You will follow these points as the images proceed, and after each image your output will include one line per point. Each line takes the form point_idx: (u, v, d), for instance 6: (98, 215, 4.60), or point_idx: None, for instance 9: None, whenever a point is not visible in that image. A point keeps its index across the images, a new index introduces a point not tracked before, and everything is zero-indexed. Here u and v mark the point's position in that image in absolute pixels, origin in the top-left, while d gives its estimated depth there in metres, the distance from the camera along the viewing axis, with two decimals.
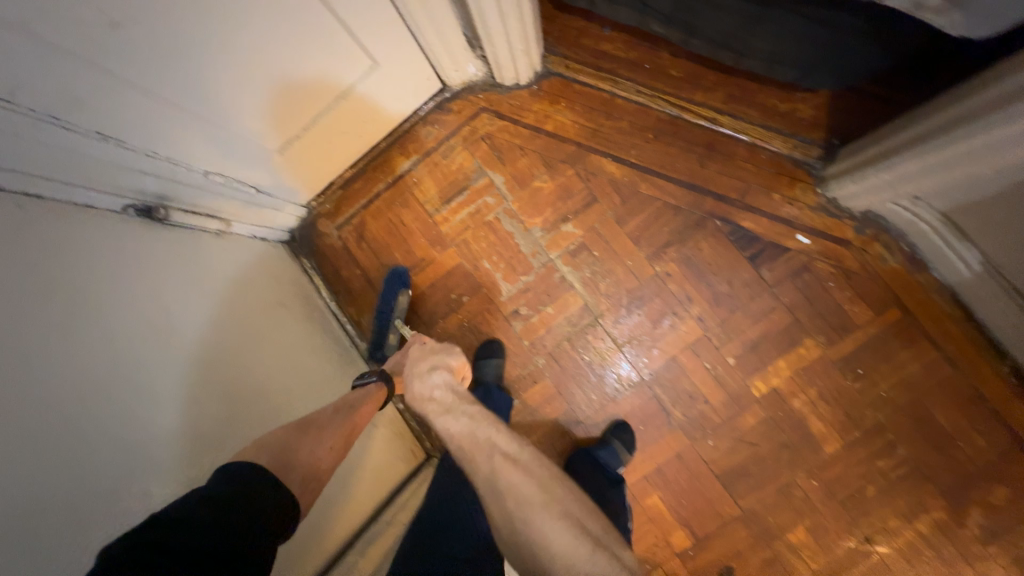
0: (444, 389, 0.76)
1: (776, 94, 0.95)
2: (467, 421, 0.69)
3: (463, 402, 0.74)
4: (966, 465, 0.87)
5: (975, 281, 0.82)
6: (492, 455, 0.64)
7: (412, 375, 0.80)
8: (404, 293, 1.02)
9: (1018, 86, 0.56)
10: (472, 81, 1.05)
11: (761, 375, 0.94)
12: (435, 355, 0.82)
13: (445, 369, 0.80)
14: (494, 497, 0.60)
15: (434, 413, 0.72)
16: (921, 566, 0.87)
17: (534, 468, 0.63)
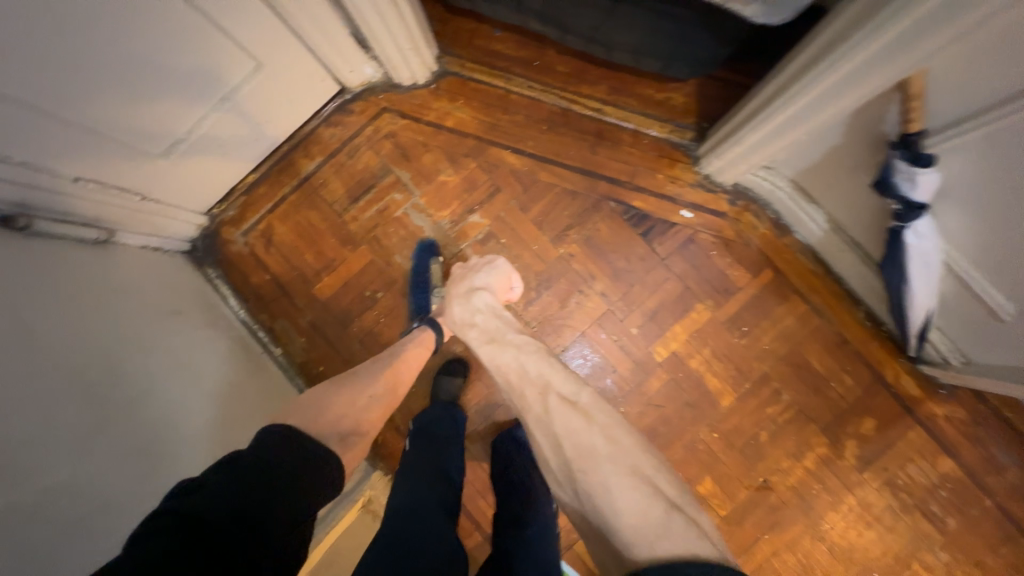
0: (485, 312, 0.81)
1: (651, 84, 1.05)
2: (517, 352, 0.70)
3: (505, 327, 0.78)
4: (840, 402, 0.97)
5: (826, 238, 0.94)
6: (547, 398, 0.60)
7: (455, 297, 0.87)
8: (436, 261, 1.02)
9: (813, 53, 0.66)
10: (372, 82, 1.07)
11: (661, 341, 1.01)
12: (469, 280, 0.89)
13: (488, 291, 0.87)
14: (548, 443, 0.57)
15: (476, 338, 0.77)
16: (812, 499, 0.96)
17: (594, 416, 0.58)
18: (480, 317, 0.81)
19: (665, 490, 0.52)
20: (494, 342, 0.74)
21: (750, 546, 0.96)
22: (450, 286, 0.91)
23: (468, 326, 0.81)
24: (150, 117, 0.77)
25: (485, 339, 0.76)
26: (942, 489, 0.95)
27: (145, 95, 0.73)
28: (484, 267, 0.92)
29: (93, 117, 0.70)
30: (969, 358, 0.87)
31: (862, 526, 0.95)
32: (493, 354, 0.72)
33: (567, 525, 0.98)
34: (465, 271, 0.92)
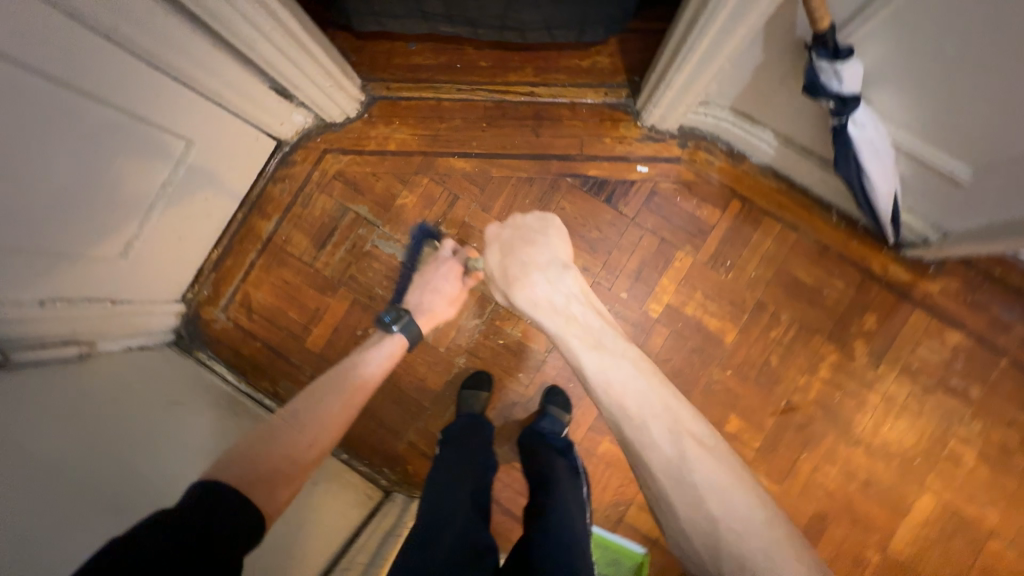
0: (580, 304, 0.75)
1: (574, 54, 1.05)
2: (632, 368, 0.67)
3: (609, 335, 0.72)
4: (838, 307, 0.99)
5: (780, 154, 0.95)
6: (681, 438, 0.59)
7: (530, 271, 0.79)
8: (429, 247, 1.05)
9: None
10: (305, 127, 1.07)
11: (653, 297, 1.02)
12: (547, 256, 0.82)
13: (569, 271, 0.80)
14: (681, 488, 0.56)
15: (575, 335, 0.72)
16: (837, 406, 0.97)
17: (727, 462, 0.58)
18: (573, 307, 0.75)
19: (813, 557, 0.53)
20: (599, 351, 0.69)
21: (791, 467, 0.97)
22: (506, 249, 0.84)
23: (569, 317, 0.74)
24: (99, 222, 0.78)
25: (589, 342, 0.71)
26: (956, 362, 0.96)
27: (88, 203, 0.74)
28: (540, 238, 0.85)
29: (45, 237, 0.70)
30: (946, 230, 0.89)
31: (891, 419, 0.97)
32: (604, 367, 0.67)
33: (612, 499, 1.00)
34: (522, 236, 0.86)
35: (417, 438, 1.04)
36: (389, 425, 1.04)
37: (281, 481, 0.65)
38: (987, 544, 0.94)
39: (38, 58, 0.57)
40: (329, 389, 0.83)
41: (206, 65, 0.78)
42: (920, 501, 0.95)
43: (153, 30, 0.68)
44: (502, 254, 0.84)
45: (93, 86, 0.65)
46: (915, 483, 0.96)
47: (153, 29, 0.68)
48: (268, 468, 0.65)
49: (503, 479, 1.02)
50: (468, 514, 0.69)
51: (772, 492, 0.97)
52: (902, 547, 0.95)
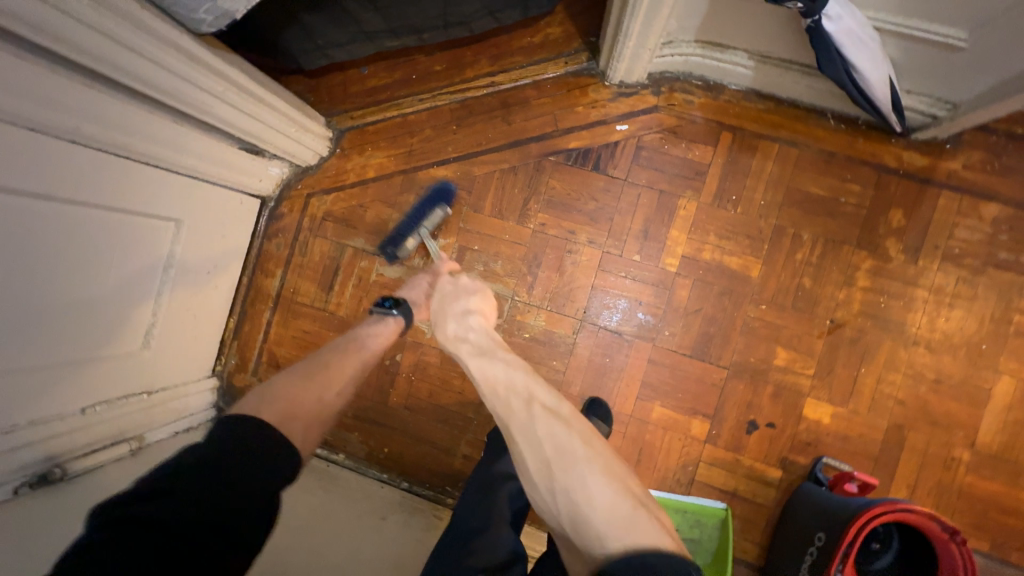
0: (480, 331, 0.77)
1: (525, 32, 1.03)
2: (506, 366, 0.70)
3: (498, 346, 0.76)
4: (860, 211, 0.94)
5: (759, 73, 0.91)
6: (532, 406, 0.65)
7: (449, 315, 0.80)
8: (440, 208, 1.00)
9: None
10: (284, 178, 1.08)
11: (667, 252, 0.99)
12: (458, 296, 0.83)
13: (473, 306, 0.82)
14: (533, 449, 0.61)
15: (469, 352, 0.74)
16: (886, 313, 0.93)
17: (572, 427, 0.63)
18: (471, 332, 0.78)
19: (636, 494, 0.59)
20: (483, 356, 0.73)
21: (853, 386, 0.93)
22: (437, 300, 0.83)
23: (462, 338, 0.77)
24: (116, 318, 0.79)
25: (475, 351, 0.74)
26: (1000, 234, 0.91)
27: (99, 304, 0.75)
28: (472, 295, 0.83)
29: (68, 347, 0.72)
30: (955, 102, 0.83)
31: (945, 311, 0.92)
32: (483, 365, 0.71)
33: (679, 462, 0.97)
34: (456, 292, 0.83)
35: (471, 449, 1.03)
36: (441, 445, 1.04)
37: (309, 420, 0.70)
38: None
39: (9, 178, 0.58)
40: (356, 341, 0.82)
41: (171, 142, 0.78)
42: (999, 386, 0.90)
43: (115, 121, 0.69)
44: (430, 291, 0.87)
45: (70, 192, 0.66)
46: (989, 370, 0.91)
47: (113, 120, 0.69)
48: (298, 411, 0.70)
49: None
50: (499, 529, 0.67)
51: (840, 416, 0.94)
52: (992, 438, 0.90)
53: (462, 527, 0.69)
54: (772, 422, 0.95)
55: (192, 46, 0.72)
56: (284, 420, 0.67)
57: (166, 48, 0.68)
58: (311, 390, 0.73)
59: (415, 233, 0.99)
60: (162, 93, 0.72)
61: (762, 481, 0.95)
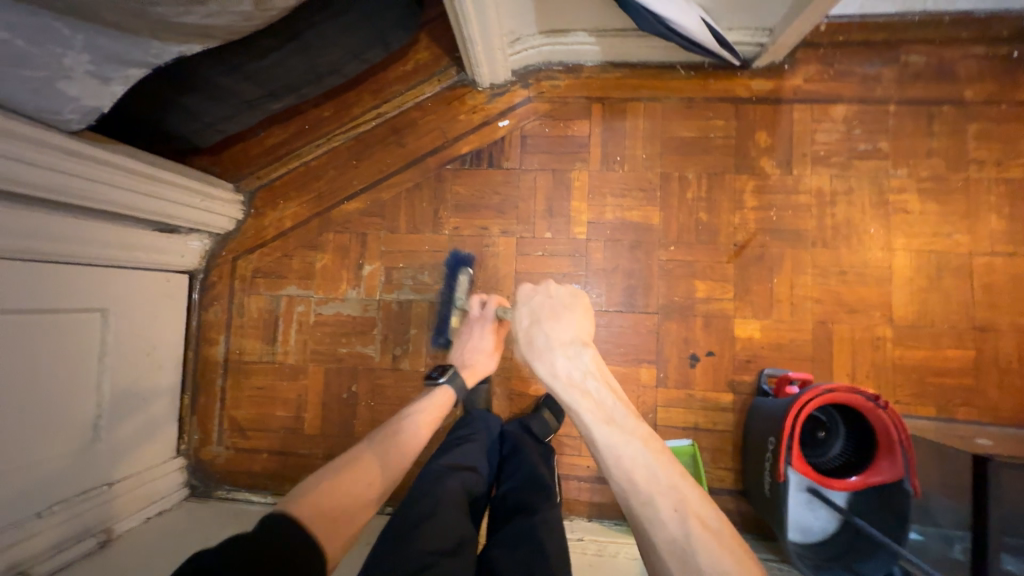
0: (599, 382, 0.70)
1: (397, 62, 1.10)
2: (642, 450, 0.63)
3: (626, 410, 0.68)
4: (730, 141, 1.03)
5: (606, 45, 1.01)
6: (681, 514, 0.58)
7: (556, 350, 0.73)
8: (463, 274, 1.03)
9: None
10: (207, 249, 1.12)
11: (574, 222, 1.05)
12: (565, 332, 0.76)
13: (587, 349, 0.74)
14: (686, 568, 0.54)
15: (594, 418, 0.67)
16: (779, 224, 1.00)
17: (730, 548, 0.56)
18: (593, 387, 0.70)
19: None
20: (613, 427, 0.65)
21: (772, 296, 0.99)
22: (535, 323, 0.77)
23: (584, 395, 0.69)
24: (60, 414, 0.81)
25: (601, 417, 0.67)
26: (854, 129, 1.00)
27: (37, 405, 0.77)
28: (564, 312, 0.79)
29: (12, 452, 0.73)
30: (771, 28, 0.94)
31: (830, 209, 1.00)
32: (615, 443, 0.64)
33: (638, 412, 1.01)
34: (551, 306, 0.79)
35: None
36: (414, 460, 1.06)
37: (349, 516, 0.69)
38: (975, 264, 0.96)
39: None
40: (400, 426, 0.84)
41: (80, 238, 0.83)
42: (897, 262, 0.98)
43: (15, 225, 0.73)
44: (531, 320, 0.78)
45: None
46: (883, 250, 0.98)
47: (8, 225, 0.72)
48: (336, 507, 0.68)
49: None
50: (449, 516, 0.69)
51: (768, 328, 0.99)
52: (906, 309, 0.97)
53: (411, 513, 0.69)
54: (710, 350, 1.00)
55: (72, 143, 0.77)
56: (320, 519, 0.65)
57: (45, 148, 0.73)
58: (349, 480, 0.73)
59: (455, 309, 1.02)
60: (50, 190, 0.76)
61: (718, 409, 0.99)
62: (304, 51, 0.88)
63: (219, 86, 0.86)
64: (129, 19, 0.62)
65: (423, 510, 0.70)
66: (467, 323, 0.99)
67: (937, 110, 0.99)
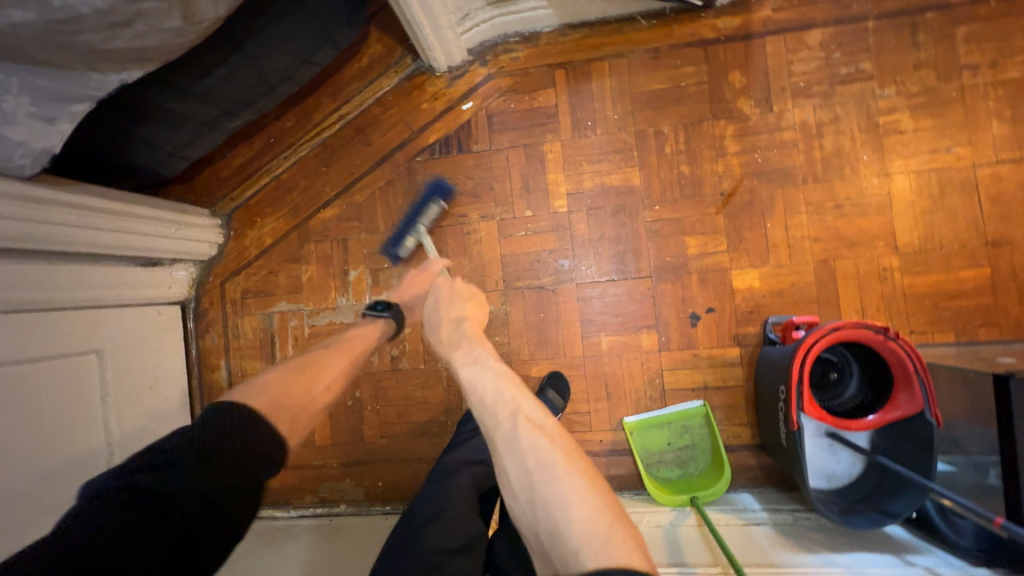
0: (469, 337, 0.70)
1: (350, 60, 1.06)
2: (494, 377, 0.64)
3: (487, 350, 0.69)
4: (703, 87, 0.98)
5: (560, 7, 0.96)
6: (516, 416, 0.59)
7: (437, 310, 0.76)
8: (435, 203, 1.00)
9: None
10: (194, 277, 1.12)
11: (553, 196, 1.02)
12: (447, 302, 0.77)
13: (463, 311, 0.76)
14: (514, 461, 0.56)
15: (458, 361, 0.67)
16: (765, 165, 0.96)
17: (557, 440, 0.57)
18: (462, 335, 0.71)
19: (615, 513, 0.53)
20: (472, 363, 0.66)
21: (768, 242, 0.95)
22: (430, 305, 0.77)
23: (452, 341, 0.71)
24: (72, 456, 0.81)
25: (463, 356, 0.68)
26: (833, 53, 0.95)
27: (50, 450, 0.77)
28: (457, 297, 0.78)
29: (37, 499, 0.74)
30: None
31: (818, 141, 0.95)
32: (470, 374, 0.65)
33: (645, 380, 0.98)
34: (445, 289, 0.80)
35: None
36: (426, 457, 1.05)
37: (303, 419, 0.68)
38: (980, 177, 0.90)
39: None
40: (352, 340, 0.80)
41: (63, 282, 0.83)
42: (895, 187, 0.92)
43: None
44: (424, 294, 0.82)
45: None
46: (880, 176, 0.93)
47: None
48: (284, 397, 0.67)
49: None
50: (457, 512, 0.67)
51: (767, 276, 0.95)
52: (911, 235, 0.92)
53: (420, 515, 0.68)
54: (711, 307, 0.97)
55: (36, 189, 0.76)
56: (270, 407, 0.65)
57: (11, 196, 0.72)
58: (306, 381, 0.71)
59: (414, 232, 0.99)
60: (25, 239, 0.75)
61: (726, 365, 0.96)
62: (250, 62, 0.86)
63: (171, 112, 0.85)
64: (57, 54, 0.61)
65: (430, 510, 0.68)
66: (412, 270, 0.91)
67: (921, 19, 0.92)
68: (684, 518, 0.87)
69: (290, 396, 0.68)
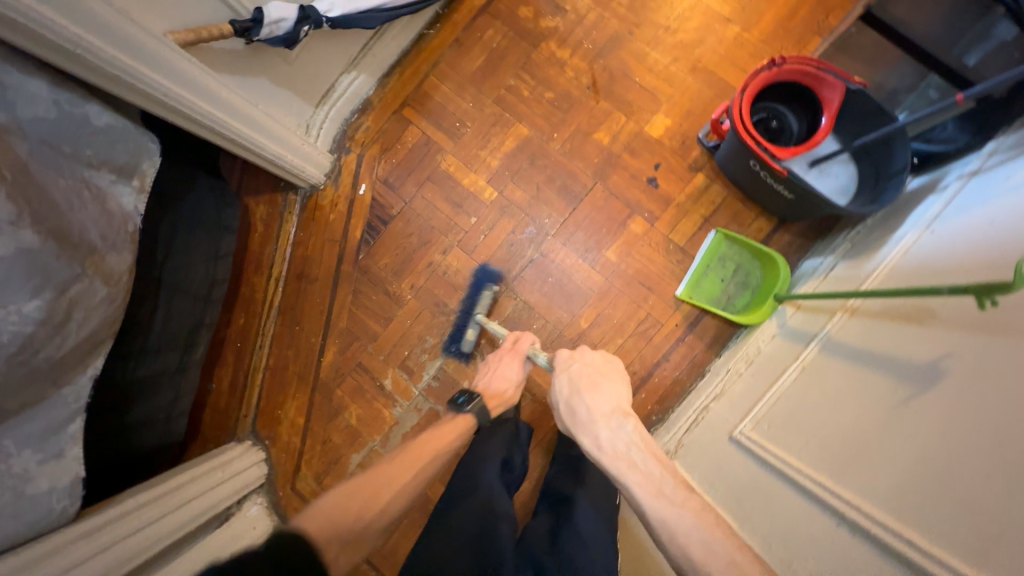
0: (647, 458, 0.64)
1: (249, 232, 1.11)
2: (697, 523, 0.55)
3: (671, 480, 0.61)
4: (509, 35, 1.10)
5: (368, 65, 1.07)
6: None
7: (596, 418, 0.69)
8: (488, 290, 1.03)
9: (174, 116, 0.73)
10: (266, 504, 1.06)
11: (478, 191, 1.09)
12: (602, 401, 0.71)
13: (627, 418, 0.69)
14: None
15: (641, 489, 0.60)
16: (596, 46, 1.08)
17: None
18: (639, 457, 0.64)
19: None
20: (664, 498, 0.58)
21: (648, 89, 1.07)
22: (572, 396, 0.73)
23: (625, 461, 0.64)
24: None
25: (652, 488, 0.60)
26: None
27: None
28: (603, 381, 0.74)
29: None
30: None
31: (614, 3, 1.09)
32: (665, 518, 0.56)
33: (662, 253, 1.04)
34: (590, 376, 0.74)
35: None
36: None
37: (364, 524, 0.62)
38: None
39: None
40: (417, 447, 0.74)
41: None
42: None
43: None
44: (570, 392, 0.74)
45: None
46: None
47: None
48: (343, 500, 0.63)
49: (634, 354, 1.02)
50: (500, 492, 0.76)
51: (670, 110, 1.06)
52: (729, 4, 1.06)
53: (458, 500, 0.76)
54: (656, 163, 1.05)
55: (87, 523, 0.70)
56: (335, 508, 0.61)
57: (75, 540, 0.67)
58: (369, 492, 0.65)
59: (473, 324, 1.03)
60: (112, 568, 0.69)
61: (704, 191, 1.04)
62: (175, 291, 0.89)
63: (144, 378, 0.85)
64: (28, 388, 0.61)
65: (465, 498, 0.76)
66: (490, 363, 0.92)
67: None
68: (784, 314, 0.91)
69: (352, 517, 0.61)
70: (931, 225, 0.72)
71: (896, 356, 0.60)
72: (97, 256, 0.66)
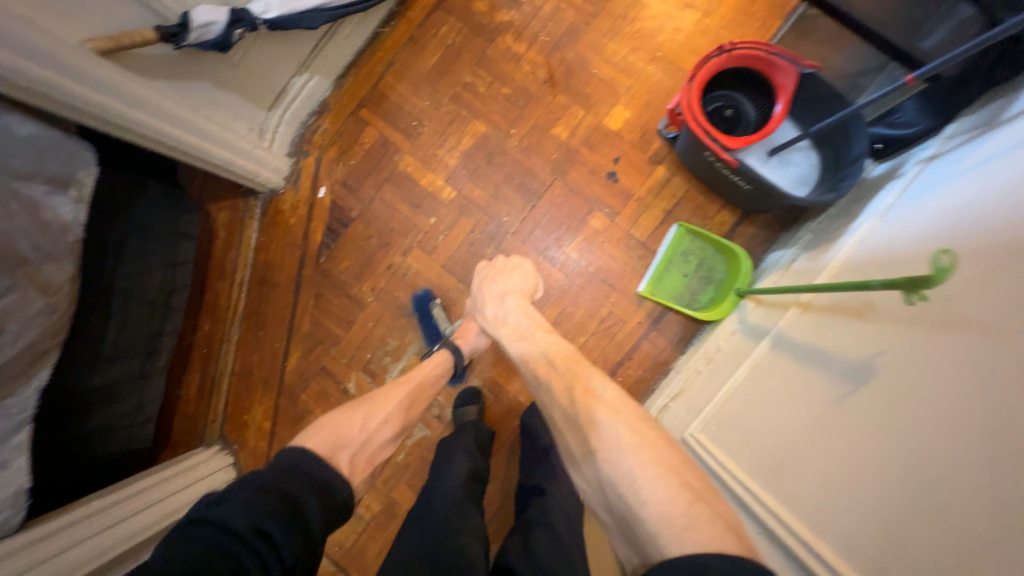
0: (517, 313, 0.76)
1: (211, 239, 1.11)
2: (545, 348, 0.69)
3: (537, 327, 0.74)
4: (465, 31, 1.08)
5: (321, 67, 1.06)
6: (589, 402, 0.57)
7: (486, 300, 0.82)
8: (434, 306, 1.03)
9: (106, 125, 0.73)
10: None
11: (437, 190, 1.08)
12: (494, 282, 0.84)
13: (511, 293, 0.81)
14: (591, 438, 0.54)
15: (511, 336, 0.74)
16: (553, 39, 1.06)
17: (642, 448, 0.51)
18: (513, 318, 0.76)
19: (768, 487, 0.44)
20: (524, 338, 0.73)
21: (606, 82, 1.04)
22: (476, 287, 0.86)
23: (501, 322, 0.77)
24: None
25: (516, 335, 0.74)
26: None
27: None
28: (504, 271, 0.85)
29: None
30: None
31: None
32: (523, 349, 0.71)
33: (624, 249, 1.01)
34: (493, 271, 0.86)
35: None
36: None
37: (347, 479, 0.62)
38: None
39: None
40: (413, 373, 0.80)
41: None
42: None
43: None
44: (479, 284, 0.86)
45: None
46: None
47: None
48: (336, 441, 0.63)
49: (596, 354, 1.00)
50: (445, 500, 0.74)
51: (629, 103, 1.03)
52: None
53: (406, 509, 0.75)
54: (615, 157, 1.03)
55: (42, 528, 0.71)
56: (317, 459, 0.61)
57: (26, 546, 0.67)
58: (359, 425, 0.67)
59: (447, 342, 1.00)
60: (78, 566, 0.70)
61: (664, 185, 1.01)
62: (130, 298, 0.89)
63: (101, 385, 0.85)
64: None
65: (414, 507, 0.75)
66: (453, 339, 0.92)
67: None
68: (745, 310, 0.88)
69: None
70: (886, 215, 0.69)
71: (836, 354, 0.58)
72: (30, 267, 0.67)
